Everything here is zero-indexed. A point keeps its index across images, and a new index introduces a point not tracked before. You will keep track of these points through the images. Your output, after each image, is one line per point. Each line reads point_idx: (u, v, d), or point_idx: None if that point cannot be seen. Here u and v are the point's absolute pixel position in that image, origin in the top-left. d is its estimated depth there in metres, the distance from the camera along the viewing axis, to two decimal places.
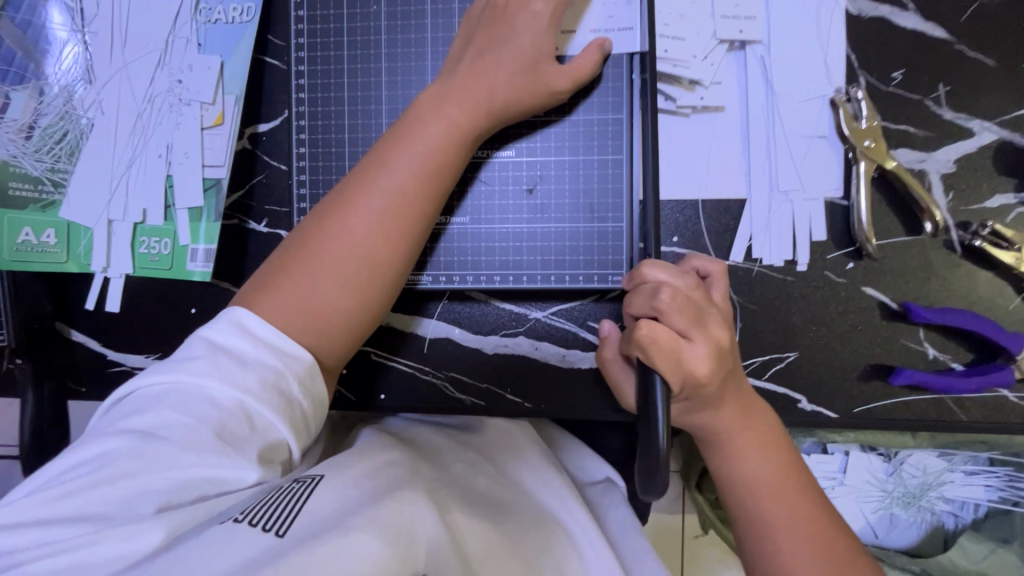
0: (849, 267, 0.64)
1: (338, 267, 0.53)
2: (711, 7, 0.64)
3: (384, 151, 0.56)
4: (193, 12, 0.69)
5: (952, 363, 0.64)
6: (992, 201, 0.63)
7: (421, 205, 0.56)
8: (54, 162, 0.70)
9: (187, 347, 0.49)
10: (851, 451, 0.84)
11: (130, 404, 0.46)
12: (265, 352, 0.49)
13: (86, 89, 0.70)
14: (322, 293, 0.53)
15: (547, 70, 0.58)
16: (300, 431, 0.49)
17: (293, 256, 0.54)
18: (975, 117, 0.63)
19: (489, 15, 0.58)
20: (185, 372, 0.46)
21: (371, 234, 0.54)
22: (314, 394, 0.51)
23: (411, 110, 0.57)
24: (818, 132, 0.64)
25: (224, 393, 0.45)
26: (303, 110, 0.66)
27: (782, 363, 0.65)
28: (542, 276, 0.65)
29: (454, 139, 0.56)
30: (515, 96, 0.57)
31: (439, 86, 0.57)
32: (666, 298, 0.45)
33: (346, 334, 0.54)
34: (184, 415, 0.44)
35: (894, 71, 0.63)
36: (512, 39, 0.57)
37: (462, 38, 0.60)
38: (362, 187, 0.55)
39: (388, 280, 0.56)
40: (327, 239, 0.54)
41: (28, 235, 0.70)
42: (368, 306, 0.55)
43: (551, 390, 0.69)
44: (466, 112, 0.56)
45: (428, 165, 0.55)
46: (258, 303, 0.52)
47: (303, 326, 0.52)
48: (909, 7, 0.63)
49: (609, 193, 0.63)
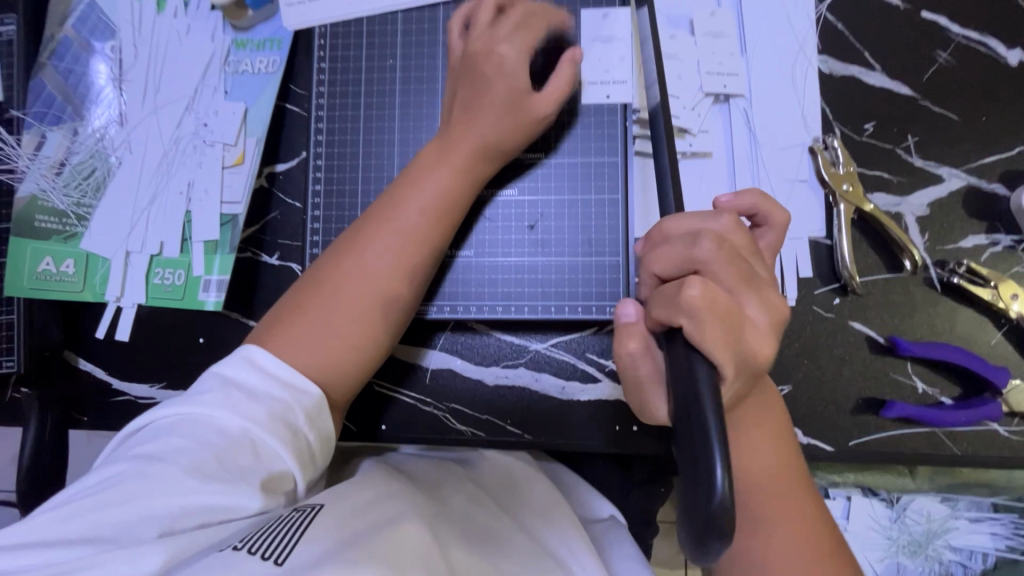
0: (836, 303, 0.67)
1: (350, 305, 0.56)
2: (697, 66, 0.70)
3: (395, 194, 0.59)
4: (223, 63, 0.75)
5: (941, 398, 0.65)
6: (966, 241, 0.67)
7: (432, 244, 0.59)
8: (80, 196, 0.74)
9: (200, 382, 0.50)
10: (852, 496, 0.84)
11: (145, 432, 0.47)
12: (275, 385, 0.50)
13: (118, 131, 0.75)
14: (336, 329, 0.55)
15: (529, 106, 0.61)
16: (304, 464, 0.50)
17: (306, 296, 0.56)
18: (943, 164, 0.68)
19: (466, 65, 0.62)
20: (198, 403, 0.47)
21: (383, 273, 0.57)
22: (320, 429, 0.52)
23: (416, 159, 0.62)
24: (799, 177, 0.69)
25: (235, 423, 0.46)
26: (320, 152, 0.71)
27: (777, 396, 0.66)
28: (543, 308, 0.67)
29: (458, 180, 0.60)
30: (504, 134, 0.61)
31: (441, 135, 0.62)
32: (704, 252, 0.42)
33: (356, 370, 0.56)
34: (193, 444, 0.45)
35: (865, 123, 0.69)
36: (489, 84, 0.61)
37: (451, 90, 0.64)
38: (374, 231, 0.58)
39: (397, 317, 0.58)
40: (339, 278, 0.56)
41: (48, 264, 0.73)
42: (377, 342, 0.57)
43: (551, 422, 0.70)
44: (468, 159, 0.60)
45: (434, 208, 0.59)
46: (273, 340, 0.54)
47: (319, 359, 0.54)
48: (875, 68, 0.69)
49: (605, 230, 0.67)
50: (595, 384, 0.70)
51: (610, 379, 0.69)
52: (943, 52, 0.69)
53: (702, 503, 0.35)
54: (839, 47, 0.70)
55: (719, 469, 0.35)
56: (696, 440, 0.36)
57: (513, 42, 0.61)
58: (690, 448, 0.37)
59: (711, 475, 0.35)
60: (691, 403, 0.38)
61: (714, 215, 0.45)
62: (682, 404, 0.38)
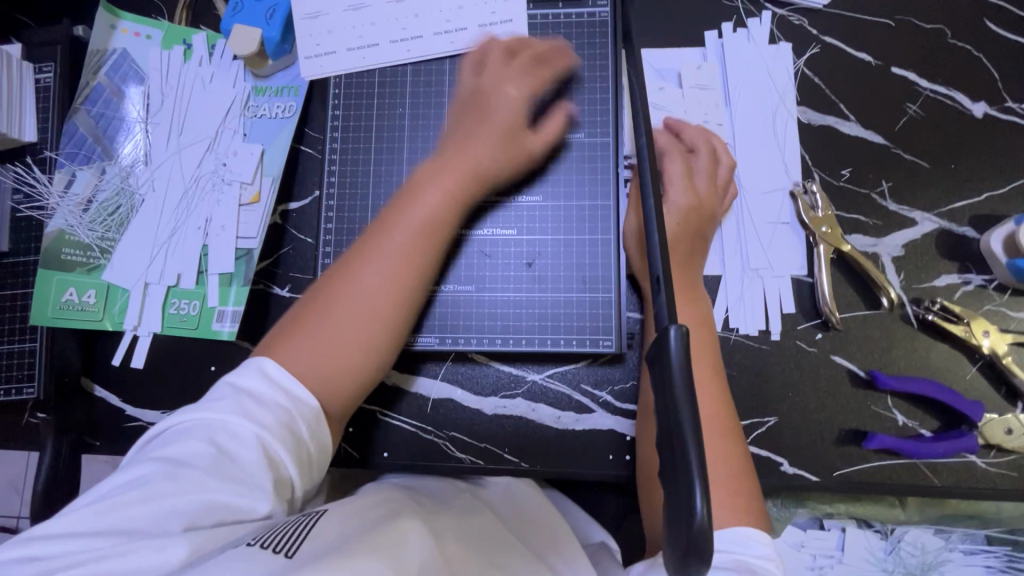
0: (819, 338, 0.71)
1: (344, 317, 0.58)
2: (684, 115, 0.76)
3: (390, 215, 0.63)
4: (243, 109, 0.80)
5: (921, 430, 0.68)
6: (939, 280, 0.71)
7: (423, 254, 0.62)
8: (104, 231, 0.78)
9: (215, 388, 0.53)
10: (847, 528, 0.86)
11: (164, 435, 0.50)
12: (280, 391, 0.53)
13: (143, 170, 0.80)
14: (331, 342, 0.57)
15: (524, 141, 0.69)
16: (305, 471, 0.53)
17: (305, 312, 0.59)
18: (916, 209, 0.73)
19: (469, 99, 0.70)
20: (214, 408, 0.50)
21: (374, 288, 0.59)
22: (317, 434, 0.55)
23: (413, 179, 0.65)
24: (781, 219, 0.73)
25: (245, 428, 0.49)
26: (332, 192, 0.75)
27: (763, 427, 0.69)
28: (540, 340, 0.71)
29: (448, 197, 0.64)
30: (499, 163, 0.67)
31: (437, 159, 0.66)
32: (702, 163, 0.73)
33: (350, 385, 0.58)
34: (209, 448, 0.48)
35: (842, 170, 0.74)
36: (492, 119, 0.68)
37: (449, 122, 0.71)
38: (366, 248, 0.61)
39: (390, 330, 0.60)
40: (333, 292, 0.59)
41: (71, 294, 0.77)
42: (370, 355, 0.59)
43: (546, 451, 0.72)
44: (457, 180, 0.64)
45: (425, 225, 0.62)
46: (280, 351, 0.57)
47: (314, 375, 0.56)
48: (850, 118, 0.75)
49: (599, 267, 0.71)
50: (589, 414, 0.72)
51: (603, 410, 0.72)
52: (913, 104, 0.75)
53: (683, 527, 0.37)
54: (816, 99, 0.75)
55: (699, 495, 0.37)
56: (677, 465, 0.39)
57: (519, 83, 0.70)
58: (673, 471, 0.39)
59: (692, 501, 0.37)
60: (673, 430, 0.40)
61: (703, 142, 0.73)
62: (665, 434, 0.41)
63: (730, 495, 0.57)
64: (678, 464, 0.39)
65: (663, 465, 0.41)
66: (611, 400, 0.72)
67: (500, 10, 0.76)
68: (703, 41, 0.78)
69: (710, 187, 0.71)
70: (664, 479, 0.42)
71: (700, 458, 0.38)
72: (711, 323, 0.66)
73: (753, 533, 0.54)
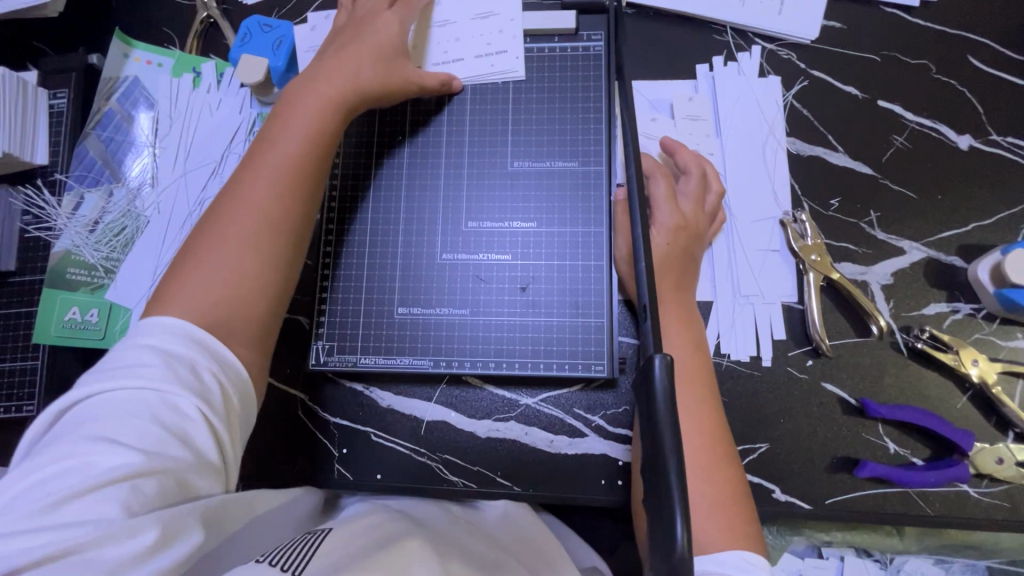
0: (809, 364, 0.71)
1: (238, 231, 0.57)
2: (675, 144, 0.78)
3: (271, 133, 0.63)
4: (248, 134, 0.83)
5: (912, 458, 0.68)
6: (929, 308, 0.72)
7: (315, 158, 0.63)
8: (109, 251, 0.80)
9: (130, 353, 0.49)
10: (846, 556, 0.86)
11: (86, 411, 0.46)
12: (207, 356, 0.51)
13: (149, 192, 0.82)
14: (228, 259, 0.56)
15: (398, 64, 0.71)
16: (239, 435, 0.53)
17: (199, 235, 0.58)
18: (904, 238, 0.74)
19: (347, 27, 0.72)
20: (140, 378, 0.47)
21: (266, 200, 0.59)
22: (242, 399, 0.54)
23: (287, 98, 0.66)
24: (772, 247, 0.74)
25: (182, 398, 0.47)
26: (332, 216, 0.77)
27: (755, 453, 0.69)
28: (533, 364, 0.72)
29: (324, 121, 0.64)
30: (377, 79, 0.69)
31: (306, 76, 0.68)
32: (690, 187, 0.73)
33: (251, 309, 0.57)
34: (146, 422, 0.46)
35: (831, 200, 0.75)
36: (326, 69, 0.67)
37: (311, 66, 0.69)
38: (256, 164, 0.61)
39: (286, 243, 0.60)
40: (227, 210, 0.58)
41: (74, 313, 0.78)
42: (269, 270, 0.58)
43: (538, 475, 0.72)
44: (340, 92, 0.66)
45: (312, 136, 0.63)
46: (176, 281, 0.55)
47: (212, 296, 0.55)
48: (838, 149, 0.77)
49: (591, 292, 0.72)
50: (581, 439, 0.72)
51: (596, 434, 0.72)
52: (899, 136, 0.77)
53: (666, 552, 0.39)
54: (804, 130, 0.77)
55: (679, 521, 0.38)
56: (661, 490, 0.40)
57: (397, 11, 0.73)
58: (658, 494, 0.41)
59: (673, 526, 0.39)
60: (657, 455, 0.42)
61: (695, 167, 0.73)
62: (652, 462, 0.42)
63: (730, 524, 0.56)
64: (662, 490, 0.41)
65: (650, 492, 0.43)
66: (604, 425, 0.72)
67: (495, 41, 0.79)
68: (694, 74, 0.80)
69: (696, 209, 0.72)
70: (648, 506, 0.43)
71: (682, 484, 0.40)
72: (702, 345, 0.66)
73: (751, 557, 0.54)
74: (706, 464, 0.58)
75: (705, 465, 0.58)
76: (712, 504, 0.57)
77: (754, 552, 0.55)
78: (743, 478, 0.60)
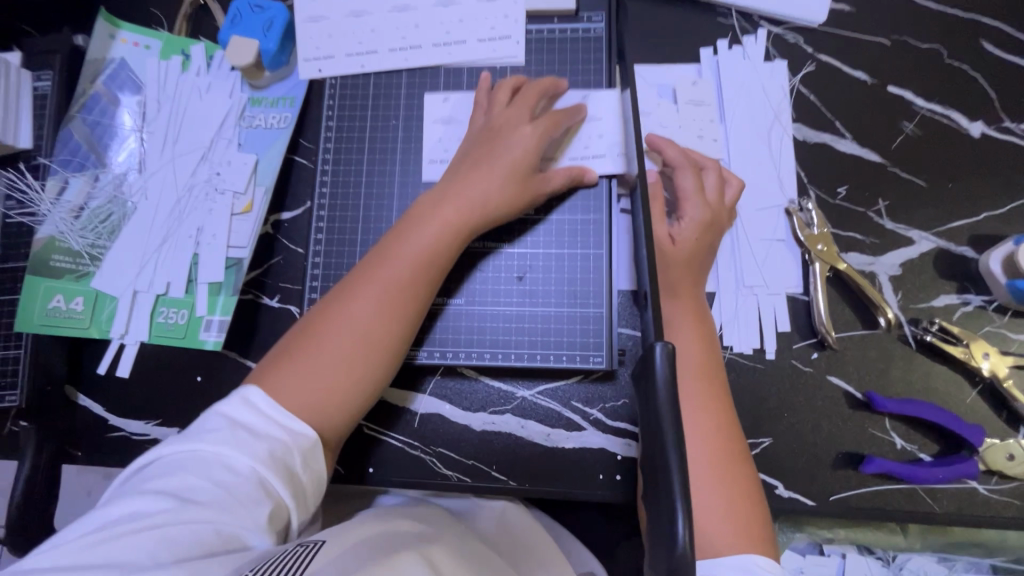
0: (814, 357, 0.69)
1: (339, 344, 0.57)
2: (678, 131, 0.75)
3: (390, 242, 0.62)
4: (238, 119, 0.80)
5: (920, 454, 0.66)
6: (938, 300, 0.70)
7: (424, 283, 0.61)
8: (95, 238, 0.78)
9: (205, 420, 0.52)
10: (848, 554, 0.84)
11: (159, 466, 0.49)
12: (276, 425, 0.52)
13: (136, 178, 0.79)
14: (322, 371, 0.56)
15: (531, 183, 0.67)
16: (300, 502, 0.52)
17: (303, 335, 0.58)
18: (913, 228, 0.72)
19: (483, 135, 0.68)
20: (206, 441, 0.50)
21: (370, 319, 0.58)
22: (311, 469, 0.53)
23: (412, 209, 0.65)
24: (777, 236, 0.72)
25: (240, 460, 0.49)
26: (324, 202, 0.75)
27: (757, 449, 0.67)
28: (529, 355, 0.70)
29: (448, 235, 0.63)
30: (504, 199, 0.65)
31: (435, 192, 0.65)
32: (709, 180, 0.70)
33: (341, 414, 0.57)
34: (205, 480, 0.48)
35: (838, 187, 0.73)
36: (502, 155, 0.66)
37: (461, 154, 0.69)
38: (368, 275, 0.60)
39: (378, 360, 0.58)
40: (333, 317, 0.58)
41: (58, 301, 0.76)
42: (357, 387, 0.57)
43: (534, 468, 0.70)
44: (458, 217, 0.63)
45: (424, 260, 0.61)
46: (274, 380, 0.55)
47: (307, 406, 0.55)
48: (846, 136, 0.74)
49: (590, 282, 0.70)
50: (578, 432, 0.70)
51: (594, 428, 0.70)
52: (909, 122, 0.74)
53: (666, 551, 0.37)
54: (811, 116, 0.75)
55: (681, 521, 0.36)
56: (661, 487, 0.39)
57: (537, 125, 0.68)
58: (657, 490, 0.39)
59: (674, 525, 0.36)
60: (657, 449, 0.40)
61: (709, 162, 0.71)
62: (653, 457, 0.40)
63: (739, 526, 0.55)
64: (661, 485, 0.39)
65: (650, 489, 0.41)
66: (603, 418, 0.70)
67: (593, 144, 0.72)
68: (698, 58, 0.78)
69: (718, 200, 0.69)
70: (649, 508, 0.41)
71: (683, 480, 0.38)
72: (709, 337, 0.64)
73: (762, 560, 0.53)
74: (711, 464, 0.57)
75: (711, 465, 0.57)
76: (719, 503, 0.55)
77: (765, 556, 0.54)
78: (754, 476, 0.59)
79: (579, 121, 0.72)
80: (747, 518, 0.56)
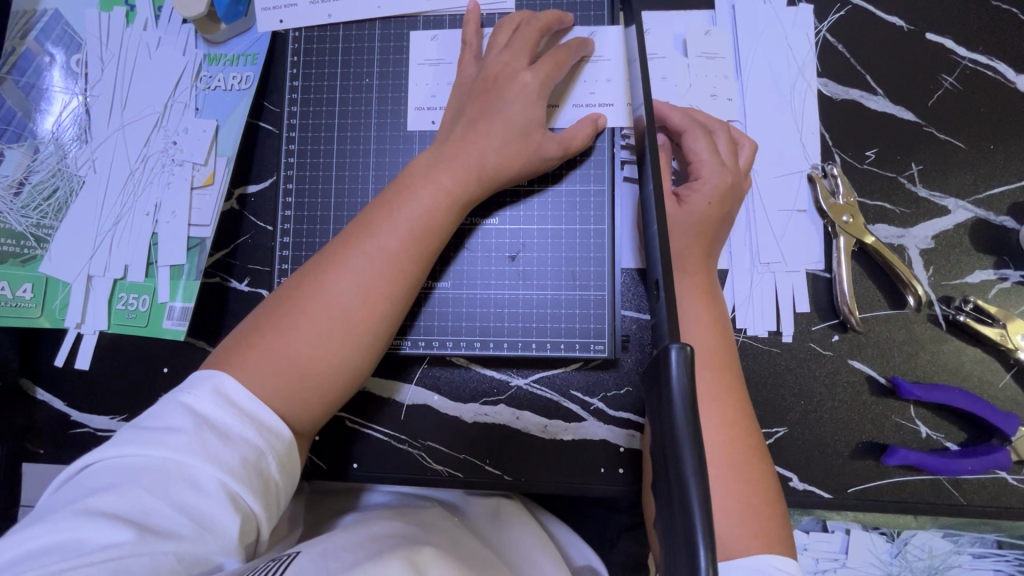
0: (835, 340, 0.63)
1: (316, 322, 0.50)
2: (689, 87, 0.67)
3: (379, 210, 0.54)
4: (194, 79, 0.71)
5: (947, 443, 0.62)
6: (973, 276, 0.64)
7: (416, 255, 0.54)
8: (40, 218, 0.70)
9: (162, 415, 0.43)
10: (852, 530, 0.80)
11: (100, 477, 0.40)
12: (248, 426, 0.44)
13: (80, 149, 0.71)
14: (295, 352, 0.49)
15: (536, 138, 0.59)
16: (274, 514, 0.44)
17: (275, 312, 0.51)
18: (949, 196, 0.64)
19: (479, 87, 0.60)
20: (166, 446, 0.41)
21: (352, 294, 0.51)
22: (287, 475, 0.46)
23: (405, 172, 0.57)
24: (798, 207, 0.65)
25: (206, 474, 0.40)
26: (292, 175, 0.67)
27: (772, 439, 0.62)
28: (523, 344, 0.64)
29: (445, 201, 0.55)
30: (505, 161, 0.58)
31: (431, 153, 0.58)
32: (725, 144, 0.62)
33: (318, 400, 0.50)
34: (160, 498, 0.39)
35: (867, 151, 0.65)
36: (503, 106, 0.58)
37: (454, 107, 0.61)
38: (351, 246, 0.52)
39: (362, 341, 0.51)
40: (310, 293, 0.51)
41: (3, 289, 0.69)
42: (339, 372, 0.50)
43: (531, 463, 0.65)
44: (454, 182, 0.56)
45: (417, 229, 0.54)
46: (238, 362, 0.48)
47: (277, 392, 0.48)
48: (878, 92, 0.66)
49: (591, 261, 0.64)
50: (578, 424, 0.65)
51: (595, 419, 0.65)
52: (948, 76, 0.66)
53: None
54: (839, 69, 0.66)
55: (704, 563, 0.30)
56: (680, 515, 0.33)
57: (538, 71, 0.59)
58: (674, 520, 0.34)
59: (696, 568, 0.31)
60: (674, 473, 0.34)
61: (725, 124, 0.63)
62: (670, 480, 0.35)
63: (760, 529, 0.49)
64: (680, 514, 0.33)
65: (665, 514, 0.36)
66: (604, 408, 0.65)
67: (599, 90, 0.64)
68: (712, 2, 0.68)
69: (735, 168, 0.61)
70: (664, 535, 0.36)
71: (706, 511, 0.32)
72: (723, 321, 0.58)
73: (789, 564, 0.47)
74: (727, 465, 0.51)
75: (727, 463, 0.51)
76: (737, 507, 0.50)
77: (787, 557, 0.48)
78: (771, 474, 0.53)
79: (584, 60, 0.64)
80: (769, 521, 0.50)
